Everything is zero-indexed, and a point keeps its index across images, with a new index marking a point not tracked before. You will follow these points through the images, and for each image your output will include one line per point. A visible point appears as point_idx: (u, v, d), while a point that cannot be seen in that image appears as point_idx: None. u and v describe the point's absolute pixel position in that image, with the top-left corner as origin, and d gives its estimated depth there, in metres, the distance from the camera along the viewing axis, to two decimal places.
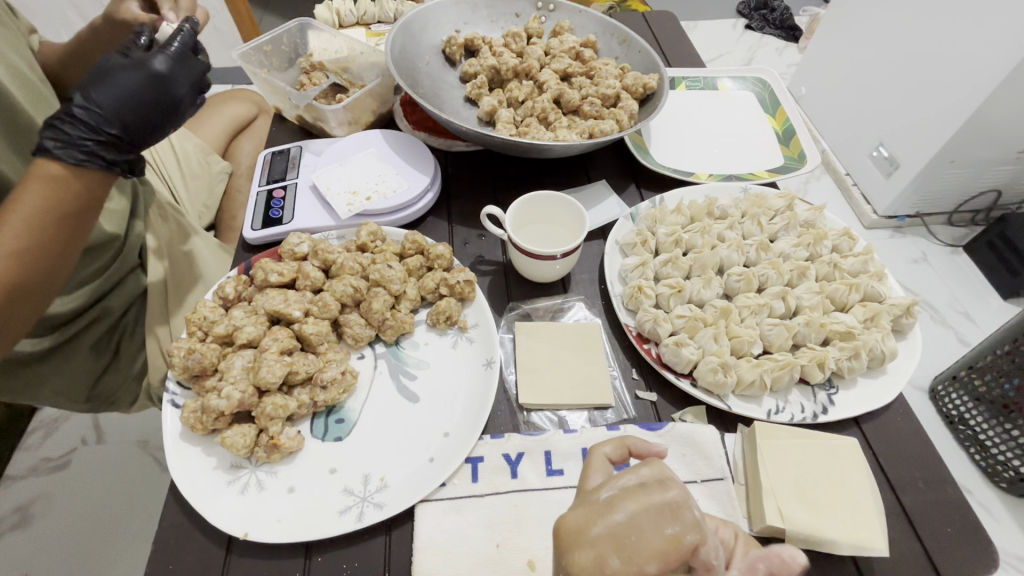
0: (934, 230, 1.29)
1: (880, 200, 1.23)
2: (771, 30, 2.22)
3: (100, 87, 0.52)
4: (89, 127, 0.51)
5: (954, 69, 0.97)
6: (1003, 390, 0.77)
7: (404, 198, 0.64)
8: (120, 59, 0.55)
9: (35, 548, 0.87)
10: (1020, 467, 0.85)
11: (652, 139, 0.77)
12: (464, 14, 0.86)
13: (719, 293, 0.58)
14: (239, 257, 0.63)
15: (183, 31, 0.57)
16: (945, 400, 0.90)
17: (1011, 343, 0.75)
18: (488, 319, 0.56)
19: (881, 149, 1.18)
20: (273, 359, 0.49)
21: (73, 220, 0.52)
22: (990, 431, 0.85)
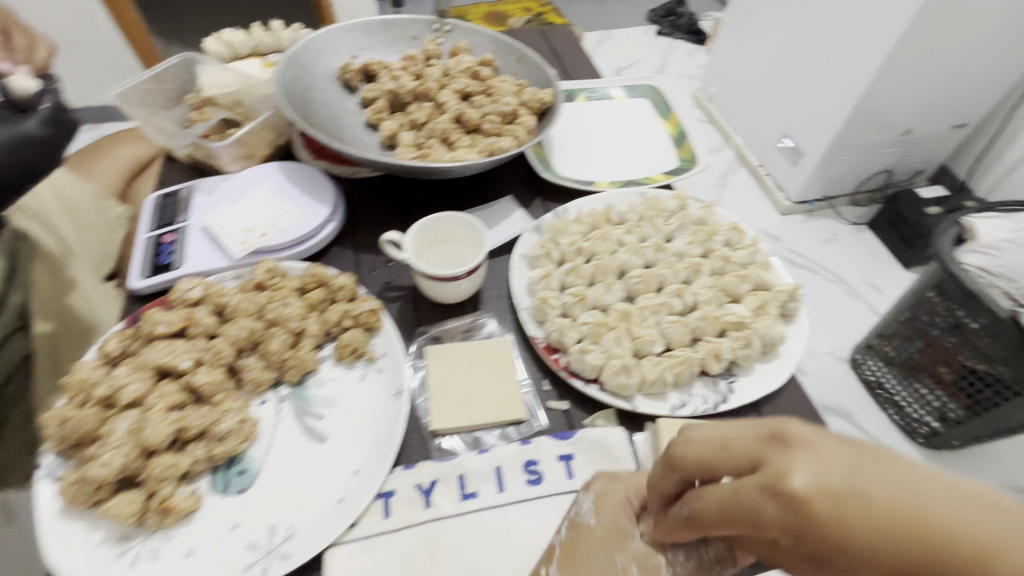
0: (841, 211, 1.38)
1: (791, 186, 1.31)
2: (680, 36, 2.34)
3: None
4: None
5: (843, 60, 1.06)
6: (910, 353, 0.97)
7: (302, 232, 0.63)
8: None
9: None
10: (931, 422, 0.97)
11: (553, 152, 0.79)
12: (359, 39, 0.85)
13: (620, 296, 0.61)
14: (126, 309, 0.59)
15: (50, 93, 0.62)
16: (865, 368, 1.08)
17: (909, 310, 0.95)
18: (396, 347, 0.55)
19: (786, 140, 1.27)
20: (159, 417, 0.46)
21: None
22: (903, 392, 1.01)
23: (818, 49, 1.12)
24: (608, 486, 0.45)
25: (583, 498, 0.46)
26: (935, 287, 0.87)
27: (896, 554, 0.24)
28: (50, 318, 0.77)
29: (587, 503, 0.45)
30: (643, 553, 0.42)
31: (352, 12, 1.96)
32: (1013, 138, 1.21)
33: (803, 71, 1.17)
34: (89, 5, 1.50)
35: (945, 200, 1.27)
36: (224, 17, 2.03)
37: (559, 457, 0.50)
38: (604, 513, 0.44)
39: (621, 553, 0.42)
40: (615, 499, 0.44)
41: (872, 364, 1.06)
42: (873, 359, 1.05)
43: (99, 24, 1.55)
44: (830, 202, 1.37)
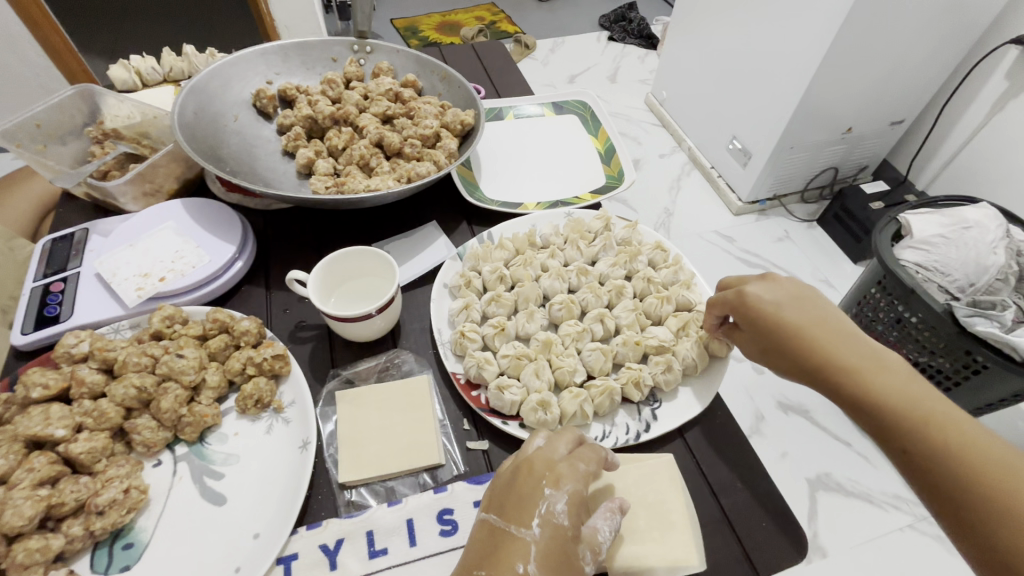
0: (792, 209, 1.40)
1: (742, 188, 1.32)
2: (631, 40, 2.37)
3: None
4: None
5: (783, 64, 1.08)
6: None
7: (205, 273, 0.59)
8: None
9: None
10: None
11: (481, 173, 0.78)
12: (275, 63, 0.82)
13: (543, 324, 0.59)
14: (7, 368, 0.55)
15: None
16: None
17: (855, 307, 0.96)
18: (304, 395, 0.52)
19: (735, 141, 1.28)
20: (23, 495, 0.41)
21: None
22: None
23: (759, 52, 1.14)
24: (568, 475, 0.42)
25: (553, 495, 0.41)
26: (879, 283, 0.90)
27: (785, 329, 0.46)
28: None
29: (560, 501, 0.41)
30: (596, 539, 0.41)
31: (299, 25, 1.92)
32: (942, 136, 1.26)
33: (748, 72, 1.18)
34: (7, 28, 1.42)
35: (885, 195, 1.31)
36: (163, 35, 1.96)
37: (475, 503, 0.48)
38: (577, 509, 0.41)
39: (581, 545, 0.40)
40: (582, 495, 0.42)
41: None
42: None
43: (22, 48, 1.47)
44: (780, 200, 1.38)
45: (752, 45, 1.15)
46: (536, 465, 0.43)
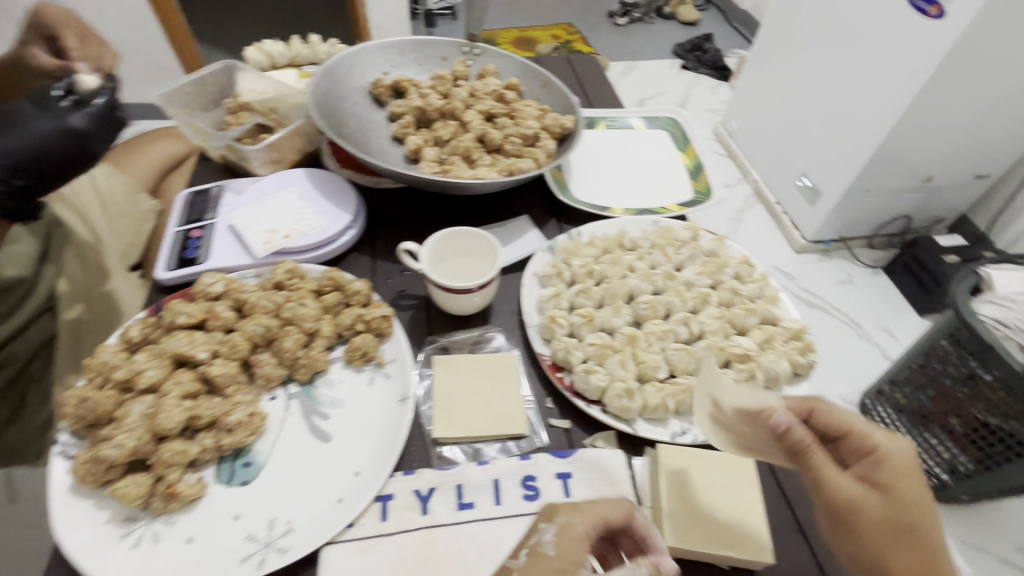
0: (857, 253, 1.36)
1: (807, 226, 1.31)
2: (704, 70, 2.38)
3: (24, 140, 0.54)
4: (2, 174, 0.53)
5: (864, 106, 1.08)
6: (921, 401, 0.84)
7: (323, 236, 0.65)
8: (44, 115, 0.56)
9: None
10: (947, 479, 0.82)
11: (572, 176, 0.81)
12: (392, 57, 0.89)
13: (628, 320, 0.61)
14: (149, 298, 0.62)
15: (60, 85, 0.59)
16: (873, 415, 0.95)
17: (923, 356, 0.83)
18: (405, 354, 0.57)
19: (805, 179, 1.27)
20: (174, 404, 0.47)
21: None
22: (915, 444, 0.87)
23: (838, 93, 1.14)
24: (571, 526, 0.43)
25: (545, 527, 0.44)
26: (952, 335, 0.78)
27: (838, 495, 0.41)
28: (88, 297, 0.78)
29: (548, 533, 0.43)
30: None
31: (388, 29, 2.03)
32: None
33: (826, 111, 1.18)
34: (138, 10, 1.58)
35: (963, 248, 1.27)
36: (263, 29, 2.13)
37: (556, 474, 0.50)
38: (565, 544, 0.42)
39: None
40: (575, 534, 0.43)
41: (882, 410, 0.92)
42: (884, 405, 0.92)
43: (145, 28, 1.63)
44: (846, 241, 1.35)
45: (831, 86, 1.16)
46: (546, 508, 0.46)
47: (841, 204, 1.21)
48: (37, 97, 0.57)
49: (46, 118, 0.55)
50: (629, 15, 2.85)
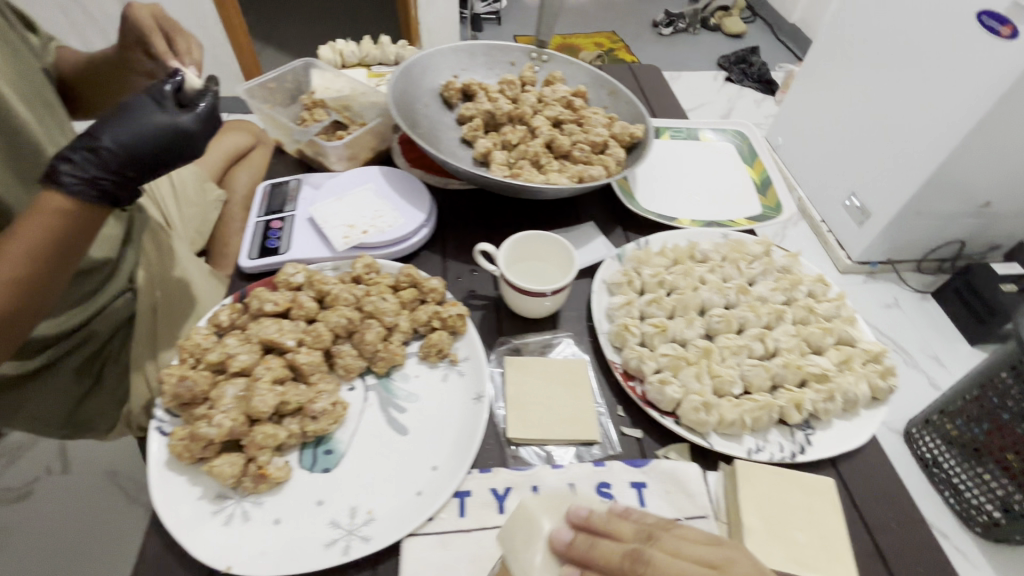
0: (905, 276, 1.29)
1: (854, 245, 1.20)
2: (749, 84, 2.35)
3: (146, 135, 0.57)
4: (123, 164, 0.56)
5: (925, 120, 0.98)
6: (974, 434, 0.74)
7: (399, 233, 0.66)
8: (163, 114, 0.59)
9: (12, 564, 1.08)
10: (996, 512, 0.78)
11: (639, 185, 0.81)
12: (462, 60, 0.90)
13: (701, 332, 0.61)
14: (233, 285, 0.64)
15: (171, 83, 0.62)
16: (919, 443, 0.86)
17: (980, 387, 0.73)
18: (479, 353, 0.58)
19: (854, 197, 1.17)
20: (267, 388, 0.49)
21: (64, 256, 0.56)
22: (965, 475, 0.79)
23: (891, 106, 1.06)
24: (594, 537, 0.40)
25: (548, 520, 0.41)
26: (1014, 366, 0.69)
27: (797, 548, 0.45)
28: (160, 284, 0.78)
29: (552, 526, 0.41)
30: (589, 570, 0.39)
31: (437, 32, 2.06)
32: None
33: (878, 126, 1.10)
34: (203, 7, 1.64)
35: None
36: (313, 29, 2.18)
37: (631, 483, 0.50)
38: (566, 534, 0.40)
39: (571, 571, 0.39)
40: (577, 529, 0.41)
41: (928, 440, 0.84)
42: (931, 434, 0.82)
43: (208, 25, 1.69)
44: (894, 264, 1.27)
45: (881, 99, 1.08)
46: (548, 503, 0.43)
47: (893, 225, 1.12)
48: (148, 91, 0.61)
49: (159, 113, 0.59)
50: (674, 25, 2.82)
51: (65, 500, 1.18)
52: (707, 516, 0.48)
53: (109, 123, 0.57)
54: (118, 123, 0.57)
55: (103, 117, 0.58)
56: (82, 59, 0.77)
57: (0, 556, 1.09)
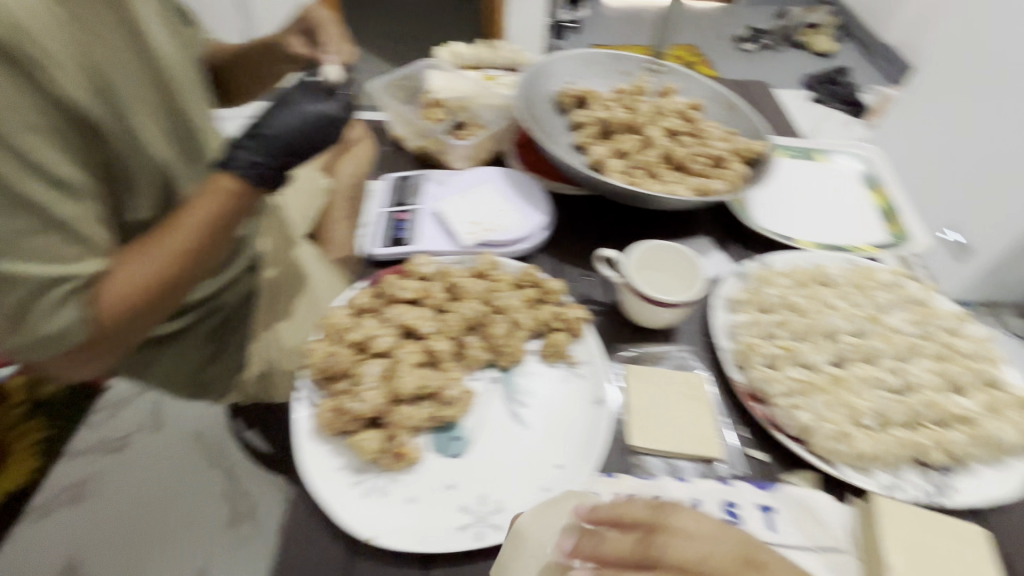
0: (1007, 322, 1.36)
1: (949, 280, 1.39)
2: (838, 106, 2.22)
3: (294, 123, 0.60)
4: (271, 150, 0.59)
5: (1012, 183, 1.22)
6: None
7: (522, 233, 0.69)
8: (308, 100, 0.62)
9: (106, 510, 1.17)
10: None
11: (756, 202, 0.79)
12: (577, 68, 0.91)
13: (830, 359, 0.58)
14: (362, 270, 0.67)
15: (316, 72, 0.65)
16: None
17: None
18: (600, 357, 0.58)
19: (952, 235, 1.37)
20: (411, 370, 0.52)
21: (226, 235, 0.60)
22: None
23: None
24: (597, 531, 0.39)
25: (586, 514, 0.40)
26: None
27: None
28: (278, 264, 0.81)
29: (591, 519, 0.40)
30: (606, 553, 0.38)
31: (515, 37, 2.05)
32: None
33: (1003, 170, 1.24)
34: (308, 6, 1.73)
35: None
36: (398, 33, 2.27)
37: (759, 506, 0.49)
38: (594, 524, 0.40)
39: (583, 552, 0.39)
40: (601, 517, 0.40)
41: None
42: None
43: None
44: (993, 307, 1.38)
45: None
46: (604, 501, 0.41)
47: (995, 263, 1.29)
48: (300, 83, 0.63)
49: (307, 100, 0.62)
50: (757, 41, 2.64)
51: (156, 455, 1.26)
52: (842, 550, 0.46)
53: (271, 114, 0.60)
54: (279, 114, 0.60)
55: (266, 107, 0.62)
56: (233, 49, 0.83)
57: (100, 500, 1.19)
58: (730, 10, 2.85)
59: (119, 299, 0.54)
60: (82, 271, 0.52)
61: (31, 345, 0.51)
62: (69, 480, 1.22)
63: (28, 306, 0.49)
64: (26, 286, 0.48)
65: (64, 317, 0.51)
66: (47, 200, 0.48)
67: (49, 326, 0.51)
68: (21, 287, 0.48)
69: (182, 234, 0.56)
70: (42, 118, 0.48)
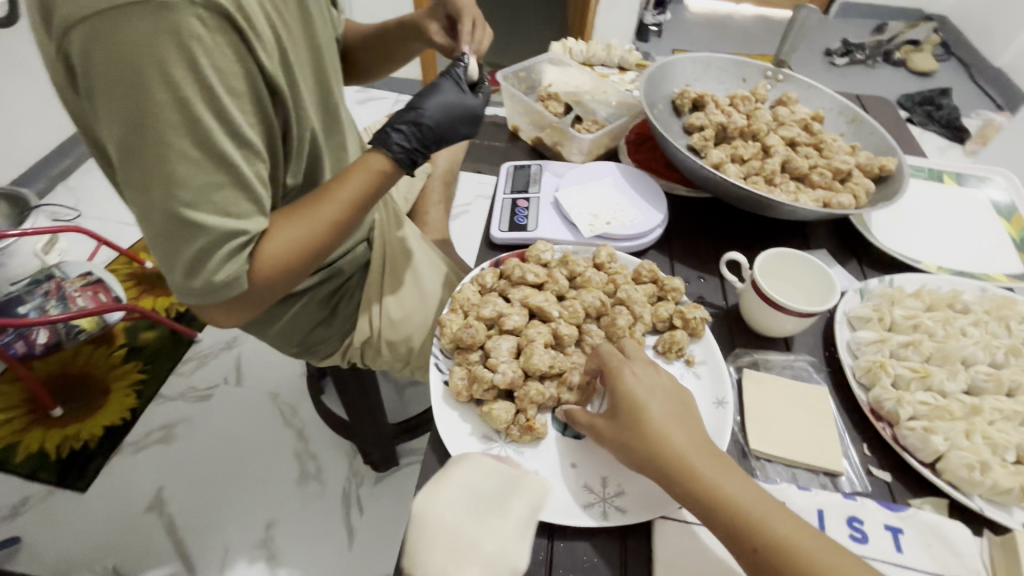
0: None
1: None
2: (933, 128, 2.08)
3: (445, 113, 0.67)
4: (424, 137, 0.66)
5: None
6: None
7: (639, 229, 0.69)
8: (457, 93, 0.69)
9: (194, 452, 1.27)
10: None
11: (877, 220, 0.76)
12: (697, 71, 0.91)
13: (964, 387, 0.56)
14: (482, 252, 0.70)
15: (461, 66, 0.72)
16: None
17: None
18: (718, 358, 0.58)
19: None
20: (541, 349, 0.55)
21: (366, 210, 0.66)
22: None
23: None
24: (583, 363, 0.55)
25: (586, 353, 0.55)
26: None
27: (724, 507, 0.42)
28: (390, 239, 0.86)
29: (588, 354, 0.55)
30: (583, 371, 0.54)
31: (598, 35, 2.02)
32: None
33: None
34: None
35: None
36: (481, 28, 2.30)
37: (886, 525, 0.48)
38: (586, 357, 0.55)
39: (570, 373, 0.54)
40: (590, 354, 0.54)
41: None
42: None
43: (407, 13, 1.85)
44: None
45: None
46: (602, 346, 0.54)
47: None
48: (447, 72, 0.71)
49: (457, 93, 0.69)
50: (850, 56, 2.45)
51: (239, 407, 1.35)
52: None
53: (425, 99, 0.67)
54: (433, 100, 0.67)
55: (417, 90, 0.69)
56: (368, 31, 0.88)
57: (188, 442, 1.28)
58: (820, 22, 2.69)
59: (273, 257, 0.60)
60: (252, 227, 0.57)
61: (202, 288, 0.57)
62: (161, 421, 1.31)
63: (207, 253, 0.55)
64: (210, 235, 0.54)
65: (232, 267, 0.57)
66: (237, 160, 0.54)
67: (221, 273, 0.56)
68: (206, 236, 0.54)
69: (333, 204, 0.63)
70: (242, 83, 0.53)
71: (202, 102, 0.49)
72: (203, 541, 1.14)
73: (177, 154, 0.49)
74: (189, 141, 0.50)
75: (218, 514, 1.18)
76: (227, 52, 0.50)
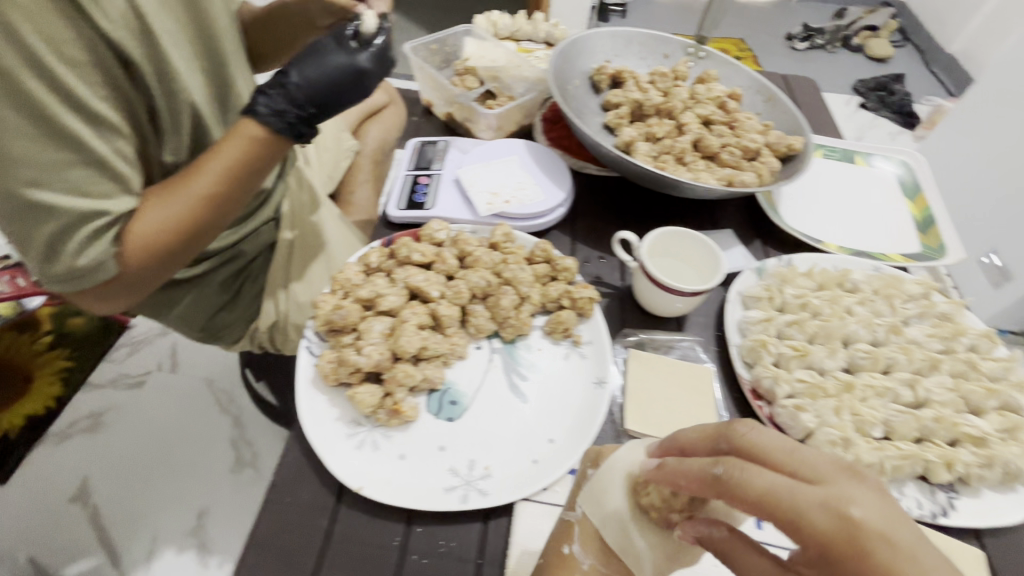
0: None
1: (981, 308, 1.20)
2: (886, 114, 2.09)
3: (319, 72, 0.61)
4: (296, 101, 0.60)
5: None
6: None
7: (539, 208, 0.67)
8: (336, 50, 0.63)
9: (118, 442, 1.22)
10: None
11: (784, 201, 0.76)
12: (617, 46, 0.89)
13: (842, 365, 0.57)
14: (379, 231, 0.68)
15: (354, 22, 0.65)
16: None
17: None
18: (604, 339, 0.57)
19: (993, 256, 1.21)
20: (413, 331, 0.53)
21: (247, 180, 0.61)
22: None
23: None
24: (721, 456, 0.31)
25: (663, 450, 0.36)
26: None
27: None
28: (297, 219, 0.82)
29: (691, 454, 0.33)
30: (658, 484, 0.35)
31: (553, 12, 1.95)
32: None
33: None
34: None
35: None
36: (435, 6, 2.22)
37: None
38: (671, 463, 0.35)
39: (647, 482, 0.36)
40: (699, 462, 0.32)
41: None
42: None
43: None
44: None
45: None
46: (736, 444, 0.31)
47: None
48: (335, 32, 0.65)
49: (340, 53, 0.63)
50: (809, 40, 2.44)
51: (169, 394, 1.30)
52: None
53: (299, 62, 0.62)
54: (306, 61, 0.62)
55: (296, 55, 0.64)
56: None
57: (113, 431, 1.23)
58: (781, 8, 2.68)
59: (145, 239, 0.56)
60: (114, 208, 0.54)
61: (66, 274, 0.53)
62: (84, 409, 1.26)
63: (64, 238, 0.51)
64: (64, 218, 0.50)
65: (97, 250, 0.53)
66: (83, 133, 0.49)
67: (83, 257, 0.52)
68: (58, 218, 0.50)
69: (206, 176, 0.58)
70: (82, 50, 0.49)
71: (28, 69, 0.45)
72: (127, 531, 1.10)
73: (4, 127, 0.45)
74: (17, 113, 0.45)
75: (143, 504, 1.14)
76: (56, 16, 0.47)
